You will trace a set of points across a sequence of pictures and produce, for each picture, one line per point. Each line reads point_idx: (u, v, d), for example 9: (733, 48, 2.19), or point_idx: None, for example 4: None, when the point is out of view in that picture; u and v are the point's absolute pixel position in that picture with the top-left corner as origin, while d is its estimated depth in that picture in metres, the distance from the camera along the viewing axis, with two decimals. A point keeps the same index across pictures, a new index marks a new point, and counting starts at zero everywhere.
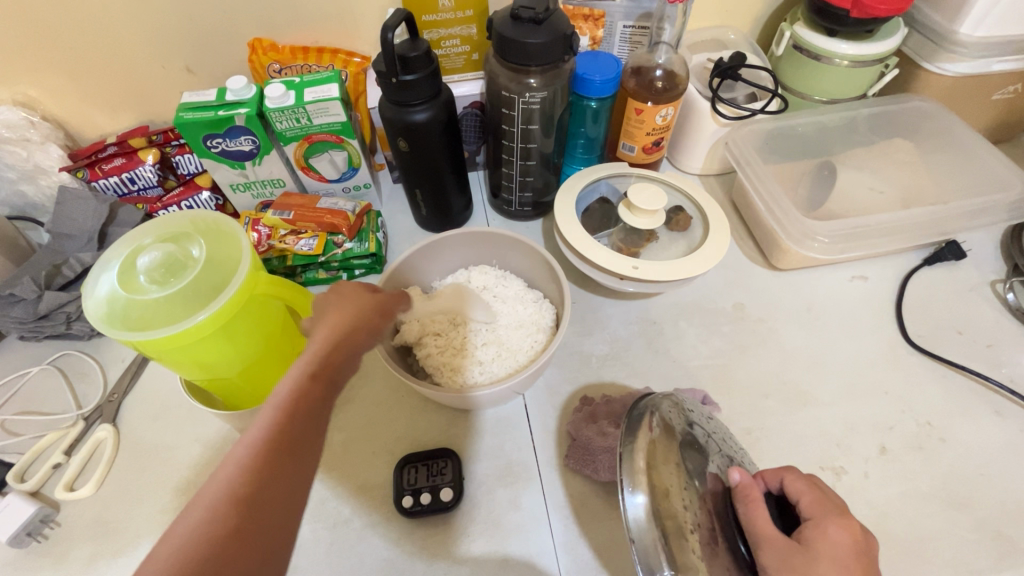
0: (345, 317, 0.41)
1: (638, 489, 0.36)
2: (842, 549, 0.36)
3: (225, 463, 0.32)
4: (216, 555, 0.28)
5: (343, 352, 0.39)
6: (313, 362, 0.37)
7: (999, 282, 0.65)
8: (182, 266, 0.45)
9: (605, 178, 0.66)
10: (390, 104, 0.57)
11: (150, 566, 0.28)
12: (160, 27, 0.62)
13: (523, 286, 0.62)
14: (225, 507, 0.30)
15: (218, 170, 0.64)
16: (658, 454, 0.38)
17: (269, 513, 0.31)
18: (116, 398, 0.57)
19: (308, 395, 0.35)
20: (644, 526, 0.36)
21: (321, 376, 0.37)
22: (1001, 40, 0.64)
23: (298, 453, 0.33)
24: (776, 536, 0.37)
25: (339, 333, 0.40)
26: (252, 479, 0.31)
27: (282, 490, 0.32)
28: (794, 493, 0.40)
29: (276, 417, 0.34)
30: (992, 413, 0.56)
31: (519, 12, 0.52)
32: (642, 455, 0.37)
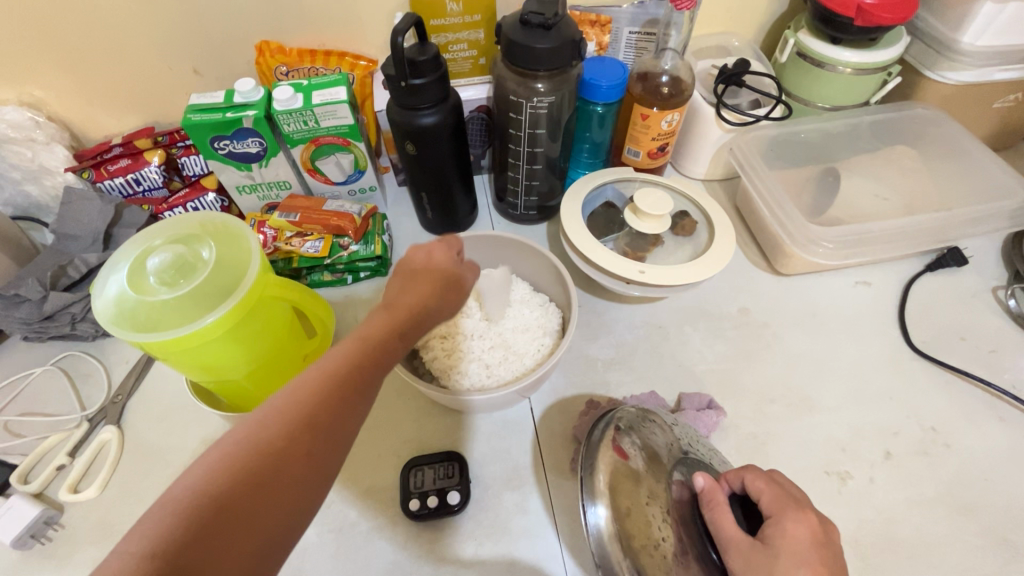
0: (434, 291, 0.42)
1: (598, 504, 0.41)
2: (803, 543, 0.35)
3: (303, 381, 0.33)
4: (281, 471, 0.30)
5: (428, 316, 0.41)
6: (401, 321, 0.39)
7: (1001, 288, 0.66)
8: (192, 268, 0.45)
9: (610, 183, 0.66)
10: (398, 107, 0.57)
11: (216, 459, 0.29)
12: (168, 29, 0.62)
13: (529, 289, 0.62)
14: (297, 428, 0.31)
15: (225, 172, 0.64)
16: (619, 473, 0.42)
17: (336, 441, 0.32)
18: (120, 399, 0.56)
19: (389, 349, 0.37)
20: (607, 538, 0.40)
21: (404, 335, 0.38)
22: (1003, 49, 0.64)
23: (368, 394, 0.35)
24: (740, 539, 0.36)
25: (428, 299, 0.41)
26: (325, 409, 0.32)
27: (348, 426, 0.33)
28: (754, 493, 0.39)
29: (357, 359, 0.35)
30: (995, 419, 0.56)
31: (527, 18, 0.53)
32: (602, 476, 0.42)
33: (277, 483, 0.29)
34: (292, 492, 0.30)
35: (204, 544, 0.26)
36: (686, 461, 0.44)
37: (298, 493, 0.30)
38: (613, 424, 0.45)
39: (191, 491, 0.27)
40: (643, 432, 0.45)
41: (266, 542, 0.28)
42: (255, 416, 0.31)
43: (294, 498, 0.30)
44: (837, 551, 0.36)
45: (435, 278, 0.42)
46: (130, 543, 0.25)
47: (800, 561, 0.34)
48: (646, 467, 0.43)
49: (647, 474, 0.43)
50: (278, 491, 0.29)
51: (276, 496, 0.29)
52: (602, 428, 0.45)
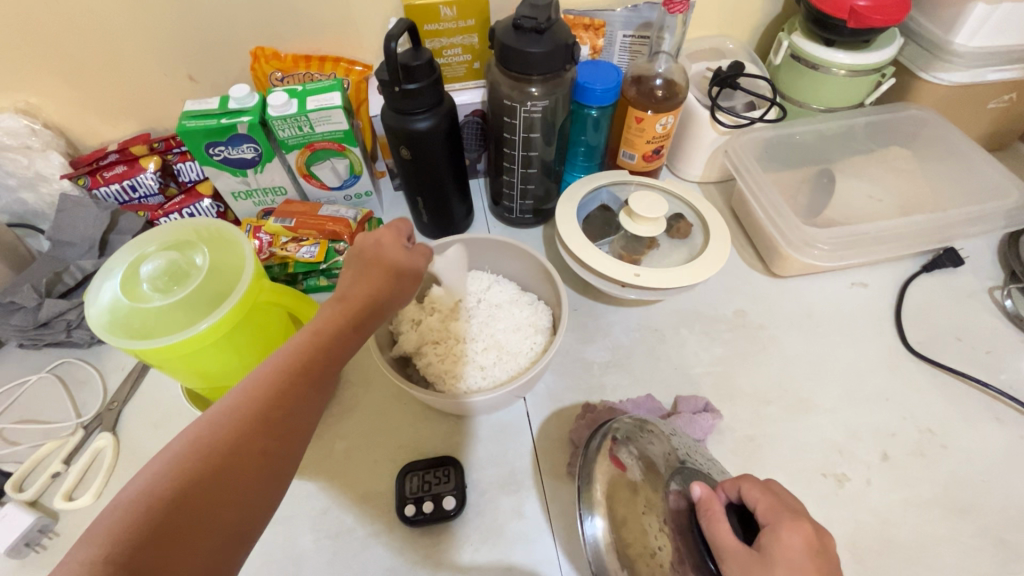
0: (382, 282, 0.40)
1: (595, 515, 0.43)
2: (799, 553, 0.33)
3: (254, 380, 0.33)
4: (236, 468, 0.30)
5: (376, 310, 0.40)
6: (350, 315, 0.38)
7: (997, 289, 0.65)
8: (185, 274, 0.45)
9: (605, 186, 0.66)
10: (392, 113, 0.57)
11: (168, 458, 0.30)
12: (163, 36, 0.62)
13: (518, 290, 0.62)
14: (251, 426, 0.32)
15: (220, 178, 0.64)
16: (615, 483, 0.44)
17: (290, 436, 0.33)
18: (116, 406, 0.57)
19: (342, 343, 0.37)
20: (603, 548, 0.42)
21: (358, 327, 0.38)
22: (996, 50, 0.64)
23: (321, 387, 0.35)
24: (734, 549, 0.34)
25: (375, 295, 0.40)
26: (277, 405, 0.33)
27: (301, 419, 0.34)
28: (750, 501, 0.37)
29: (307, 356, 0.35)
30: (992, 419, 0.56)
31: (520, 22, 0.52)
32: (597, 485, 0.44)
33: (234, 476, 0.30)
34: (248, 485, 0.31)
35: (160, 542, 0.27)
36: (682, 471, 0.43)
37: (253, 488, 0.31)
38: (609, 435, 0.46)
39: (144, 492, 0.28)
40: (640, 442, 0.45)
41: (225, 538, 0.29)
42: (209, 415, 0.32)
43: (250, 493, 0.31)
44: (834, 559, 0.34)
45: (381, 273, 0.41)
46: (81, 550, 0.26)
47: (798, 571, 0.32)
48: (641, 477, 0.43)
49: (644, 484, 0.43)
50: (233, 488, 0.30)
51: (232, 491, 0.30)
52: (598, 440, 0.46)
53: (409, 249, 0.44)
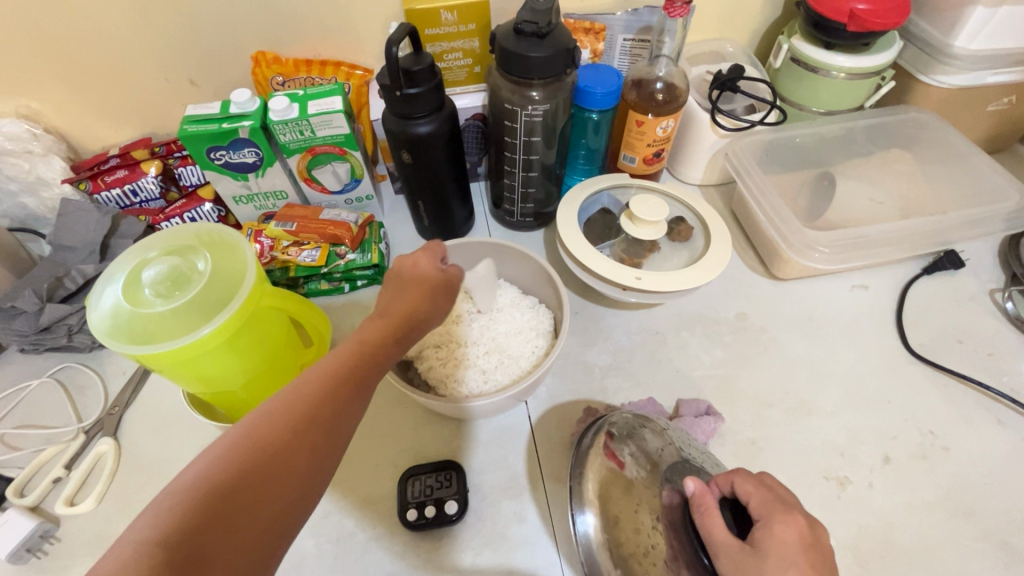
0: (425, 296, 0.42)
1: (587, 513, 0.43)
2: (792, 548, 0.33)
3: (307, 377, 0.34)
4: (288, 459, 0.31)
5: (419, 320, 0.41)
6: (395, 327, 0.39)
7: (998, 291, 0.66)
8: (187, 279, 0.45)
9: (606, 189, 0.66)
10: (393, 117, 0.57)
11: (223, 448, 0.30)
12: (165, 41, 0.62)
13: (519, 293, 0.62)
14: (303, 419, 0.32)
15: (221, 182, 0.64)
16: (608, 481, 0.44)
17: (341, 431, 0.33)
18: (116, 411, 0.56)
19: (386, 351, 0.38)
20: (595, 545, 0.43)
21: (400, 339, 0.40)
22: (996, 53, 0.65)
23: (370, 388, 0.36)
24: (728, 544, 0.34)
25: (419, 306, 0.41)
26: (329, 401, 0.33)
27: (352, 416, 0.34)
28: (743, 496, 0.36)
29: (356, 360, 0.36)
30: (994, 422, 0.56)
31: (521, 27, 0.53)
32: (591, 485, 0.44)
33: (284, 470, 0.30)
34: (299, 476, 0.31)
35: (211, 532, 0.27)
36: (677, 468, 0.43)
37: (302, 481, 0.31)
38: (603, 432, 0.46)
39: (199, 479, 0.28)
40: (637, 438, 0.46)
41: (275, 526, 0.29)
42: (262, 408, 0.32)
43: (300, 485, 0.31)
44: (829, 556, 0.34)
45: (423, 286, 0.42)
46: (140, 530, 0.26)
47: (790, 565, 0.32)
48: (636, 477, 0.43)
49: (639, 482, 0.43)
50: (285, 477, 0.30)
51: (284, 481, 0.30)
52: (592, 436, 0.46)
53: (445, 267, 0.46)
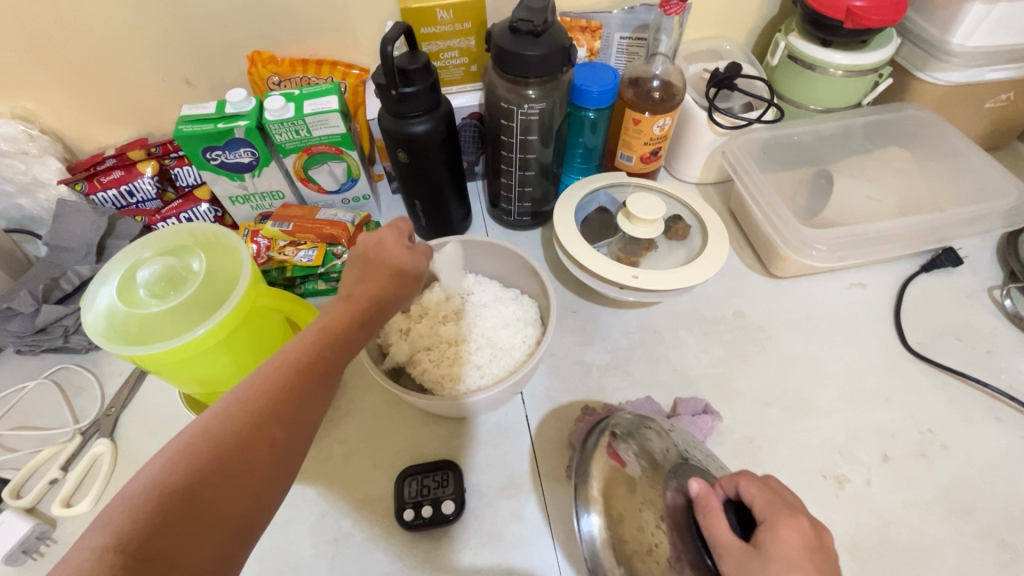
0: (386, 281, 0.42)
1: (592, 512, 0.42)
2: (796, 551, 0.34)
3: (265, 372, 0.34)
4: (247, 456, 0.31)
5: (385, 304, 0.42)
6: (360, 309, 0.40)
7: (996, 288, 0.65)
8: (182, 279, 0.45)
9: (604, 188, 0.66)
10: (389, 117, 0.57)
11: (179, 447, 0.30)
12: (160, 41, 0.62)
13: (500, 286, 0.62)
14: (262, 415, 0.32)
15: (218, 182, 0.64)
16: (612, 479, 0.43)
17: (299, 425, 0.34)
18: (113, 411, 0.56)
19: (347, 340, 0.38)
20: (600, 545, 0.41)
21: (363, 326, 0.40)
22: (993, 50, 0.64)
23: (329, 380, 0.36)
24: (730, 546, 0.35)
25: (384, 288, 0.42)
26: (287, 396, 0.33)
27: (311, 410, 0.35)
28: (748, 498, 0.37)
29: (316, 352, 0.36)
30: (993, 420, 0.56)
31: (517, 25, 0.53)
32: (596, 483, 0.43)
33: (243, 466, 0.30)
34: (258, 472, 0.31)
35: (171, 530, 0.27)
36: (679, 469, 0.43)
37: (262, 476, 0.31)
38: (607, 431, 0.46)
39: (154, 481, 0.28)
40: (640, 438, 0.46)
41: (236, 524, 0.30)
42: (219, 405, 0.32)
43: (259, 481, 0.31)
44: (831, 557, 0.35)
45: (387, 272, 0.42)
46: (94, 536, 0.26)
47: (794, 568, 0.33)
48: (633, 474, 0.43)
49: (642, 481, 0.43)
50: (245, 475, 0.30)
51: (243, 478, 0.30)
52: (596, 436, 0.46)
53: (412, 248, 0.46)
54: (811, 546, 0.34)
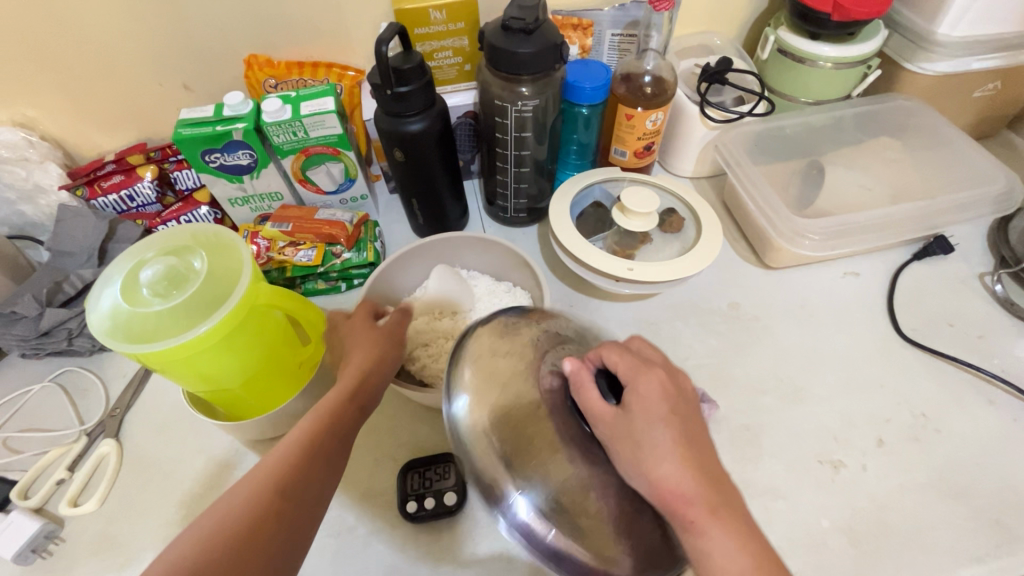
0: (372, 354, 0.45)
1: (459, 397, 0.37)
2: (654, 404, 0.35)
3: (272, 455, 0.38)
4: (255, 535, 0.34)
5: (377, 378, 0.44)
6: (351, 387, 0.42)
7: (987, 274, 0.66)
8: (184, 279, 0.46)
9: (598, 183, 0.67)
10: (385, 116, 0.58)
11: (199, 530, 0.34)
12: (158, 46, 0.63)
13: (493, 280, 0.63)
14: (269, 495, 0.36)
15: (217, 185, 0.65)
16: (483, 364, 0.38)
17: (305, 500, 0.37)
18: (118, 413, 0.57)
19: (346, 415, 0.41)
20: (469, 430, 0.36)
21: (358, 400, 0.42)
22: (979, 39, 0.65)
23: (334, 456, 0.40)
24: (605, 414, 0.34)
25: (368, 366, 0.44)
26: (290, 475, 0.37)
27: (315, 485, 0.38)
28: (610, 364, 0.37)
29: (314, 430, 0.39)
30: (985, 403, 0.57)
31: (509, 23, 0.53)
32: (467, 369, 0.38)
33: (253, 546, 0.34)
34: (267, 548, 0.34)
35: None
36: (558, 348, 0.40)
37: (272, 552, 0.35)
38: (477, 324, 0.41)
39: (176, 561, 0.32)
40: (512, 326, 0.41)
41: None
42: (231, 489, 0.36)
43: (269, 558, 0.34)
44: (687, 397, 0.37)
45: (372, 346, 0.46)
46: None
47: (656, 418, 0.35)
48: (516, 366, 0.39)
49: (513, 361, 0.38)
50: (253, 553, 0.34)
51: (253, 556, 0.34)
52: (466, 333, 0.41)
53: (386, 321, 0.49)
54: (669, 391, 0.36)
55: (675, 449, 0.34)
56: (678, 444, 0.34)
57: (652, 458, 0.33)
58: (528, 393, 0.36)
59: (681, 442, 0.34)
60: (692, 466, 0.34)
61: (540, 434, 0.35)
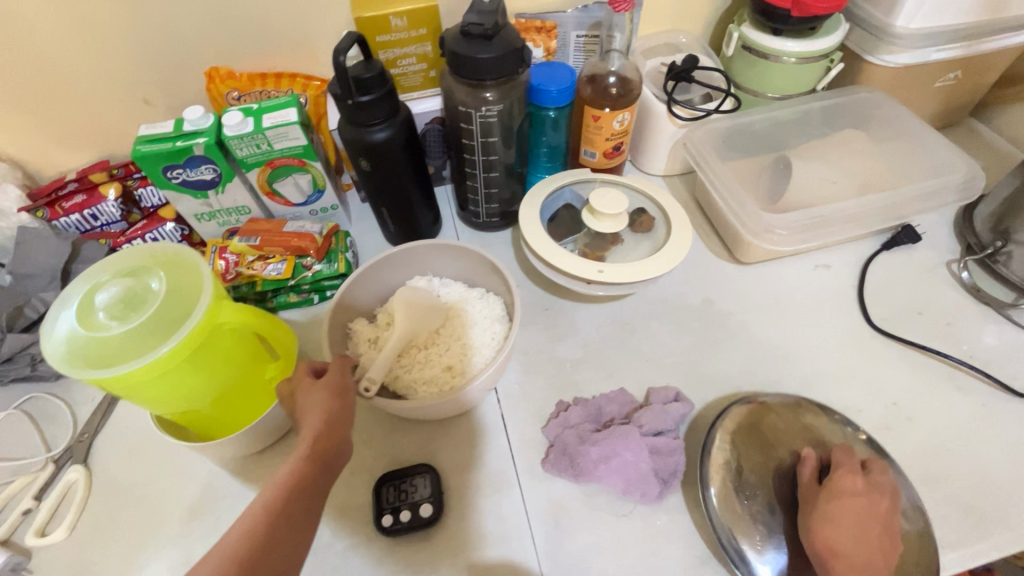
0: (327, 404, 0.43)
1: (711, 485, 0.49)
2: (869, 487, 0.48)
3: (233, 532, 0.35)
4: None
5: (338, 435, 0.42)
6: (310, 448, 0.40)
7: (954, 261, 0.67)
8: (142, 300, 0.45)
9: (568, 185, 0.67)
10: (349, 125, 0.58)
11: None
12: (116, 62, 0.62)
13: (465, 287, 0.63)
14: (229, 572, 0.33)
15: (181, 201, 0.64)
16: (745, 434, 0.53)
17: (268, 573, 0.35)
18: (86, 437, 0.56)
19: (305, 477, 0.39)
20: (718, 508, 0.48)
21: (318, 459, 0.40)
22: (937, 30, 0.66)
23: (296, 522, 0.38)
24: (811, 483, 0.49)
25: (323, 422, 0.42)
26: (253, 548, 0.35)
27: (280, 554, 0.36)
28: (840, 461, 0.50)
29: (275, 498, 0.38)
30: (955, 389, 0.57)
31: (468, 29, 0.53)
32: (723, 440, 0.52)
33: None
34: None
35: None
36: (822, 442, 0.52)
37: None
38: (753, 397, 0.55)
39: None
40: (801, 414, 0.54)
41: None
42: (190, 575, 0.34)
43: None
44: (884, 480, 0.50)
45: (326, 395, 0.43)
46: None
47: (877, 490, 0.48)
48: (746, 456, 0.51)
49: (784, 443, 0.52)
50: None
51: None
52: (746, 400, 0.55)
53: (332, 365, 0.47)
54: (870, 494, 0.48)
55: (854, 538, 0.45)
56: (875, 546, 0.45)
57: (828, 533, 0.45)
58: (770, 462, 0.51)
59: (874, 548, 0.45)
60: (866, 564, 0.44)
61: (760, 487, 0.50)
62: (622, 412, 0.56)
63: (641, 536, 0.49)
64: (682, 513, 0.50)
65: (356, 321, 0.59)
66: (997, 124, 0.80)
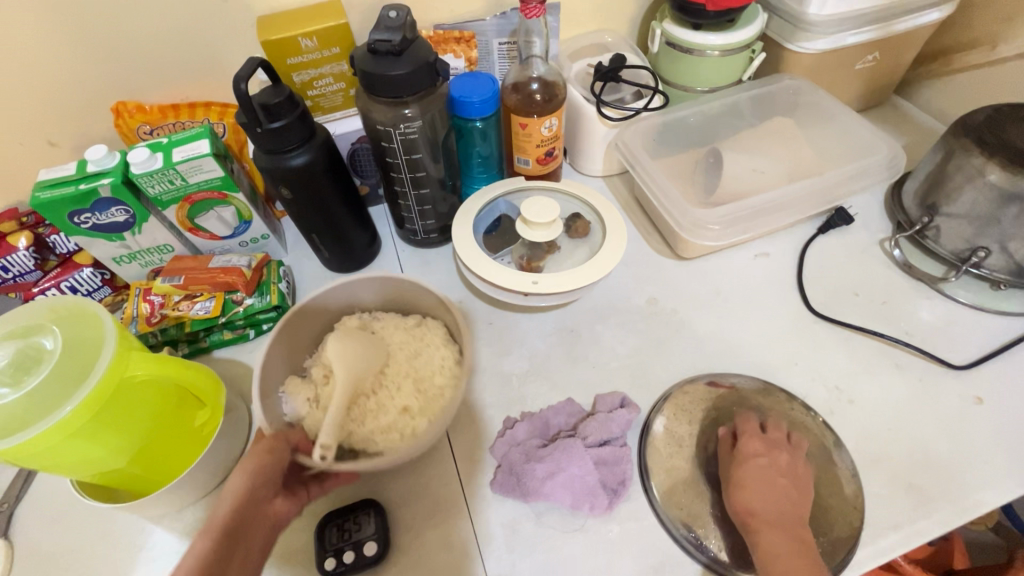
0: (247, 472, 0.42)
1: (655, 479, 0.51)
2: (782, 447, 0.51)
3: None
4: None
5: (255, 505, 0.41)
6: (227, 520, 0.39)
7: (886, 240, 0.68)
8: (37, 361, 0.42)
9: (501, 197, 0.65)
10: (264, 154, 0.55)
11: None
12: (9, 104, 0.58)
13: (403, 317, 0.61)
14: None
15: (96, 245, 0.60)
16: (680, 415, 0.55)
17: None
18: (5, 507, 0.53)
19: (223, 550, 0.38)
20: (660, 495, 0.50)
21: (235, 531, 0.39)
22: (851, 15, 0.67)
23: None
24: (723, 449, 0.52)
25: (243, 492, 0.41)
26: None
27: None
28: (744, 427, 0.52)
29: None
30: (894, 368, 0.58)
31: (375, 46, 0.52)
32: (659, 421, 0.55)
33: None
34: None
35: None
36: (739, 410, 0.56)
37: None
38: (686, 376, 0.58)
39: None
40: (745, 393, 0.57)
41: None
42: None
43: None
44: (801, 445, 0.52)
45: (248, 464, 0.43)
46: None
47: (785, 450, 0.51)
48: (692, 468, 0.52)
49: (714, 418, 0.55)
50: None
51: None
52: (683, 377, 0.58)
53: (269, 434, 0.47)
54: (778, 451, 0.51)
55: (762, 500, 0.47)
56: (786, 497, 0.47)
57: (740, 505, 0.47)
58: (702, 441, 0.54)
59: (789, 503, 0.47)
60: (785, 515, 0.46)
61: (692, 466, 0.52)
62: (570, 423, 0.55)
63: (595, 549, 0.48)
64: (633, 521, 0.50)
65: (288, 382, 0.55)
66: (920, 101, 0.82)
